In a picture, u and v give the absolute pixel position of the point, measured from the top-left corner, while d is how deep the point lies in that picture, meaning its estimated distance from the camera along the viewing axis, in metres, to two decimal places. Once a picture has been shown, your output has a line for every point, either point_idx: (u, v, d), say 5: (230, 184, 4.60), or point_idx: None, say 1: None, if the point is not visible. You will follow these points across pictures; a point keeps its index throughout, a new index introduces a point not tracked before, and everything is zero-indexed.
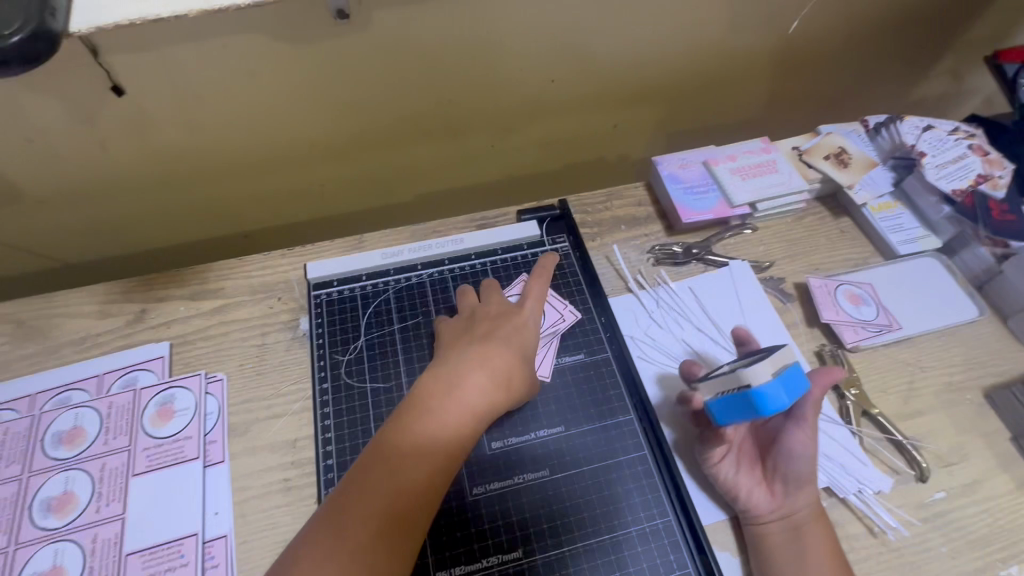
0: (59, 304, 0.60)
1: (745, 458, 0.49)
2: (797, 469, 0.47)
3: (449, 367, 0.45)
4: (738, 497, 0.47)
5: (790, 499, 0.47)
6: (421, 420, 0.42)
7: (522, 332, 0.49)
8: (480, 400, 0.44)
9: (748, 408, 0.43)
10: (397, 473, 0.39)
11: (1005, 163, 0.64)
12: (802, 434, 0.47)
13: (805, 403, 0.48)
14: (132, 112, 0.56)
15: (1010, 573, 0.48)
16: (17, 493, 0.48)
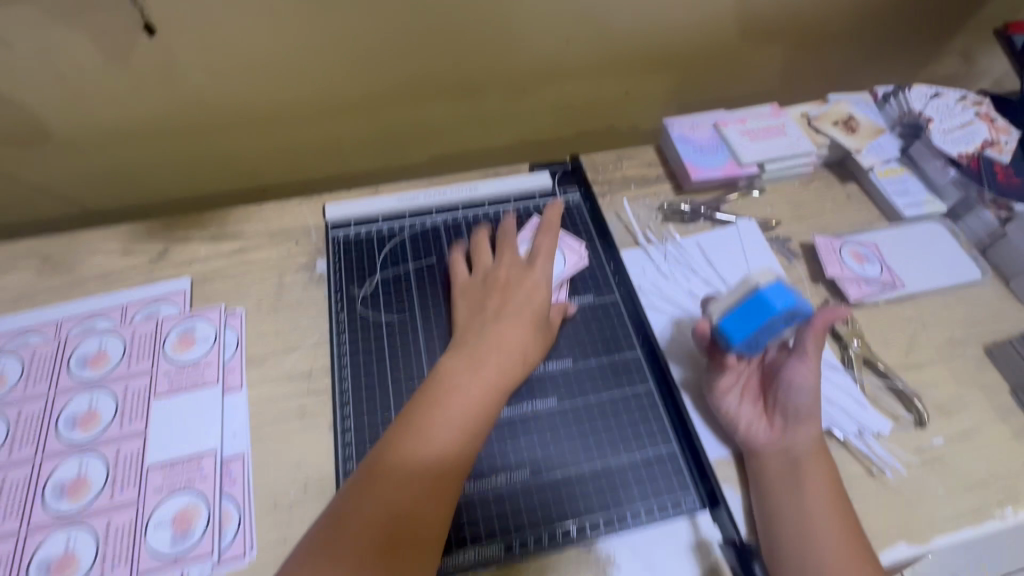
0: (84, 241, 0.61)
1: (747, 393, 0.49)
2: (798, 401, 0.47)
3: (471, 341, 0.48)
4: (738, 428, 0.48)
5: (791, 432, 0.47)
6: (448, 391, 0.44)
7: (537, 300, 0.50)
8: (500, 367, 0.46)
9: (756, 308, 0.46)
10: (426, 442, 0.42)
11: (1011, 131, 0.65)
12: (802, 367, 0.48)
13: (807, 338, 0.48)
14: (161, 53, 0.58)
15: (1005, 514, 0.49)
16: (44, 408, 0.50)
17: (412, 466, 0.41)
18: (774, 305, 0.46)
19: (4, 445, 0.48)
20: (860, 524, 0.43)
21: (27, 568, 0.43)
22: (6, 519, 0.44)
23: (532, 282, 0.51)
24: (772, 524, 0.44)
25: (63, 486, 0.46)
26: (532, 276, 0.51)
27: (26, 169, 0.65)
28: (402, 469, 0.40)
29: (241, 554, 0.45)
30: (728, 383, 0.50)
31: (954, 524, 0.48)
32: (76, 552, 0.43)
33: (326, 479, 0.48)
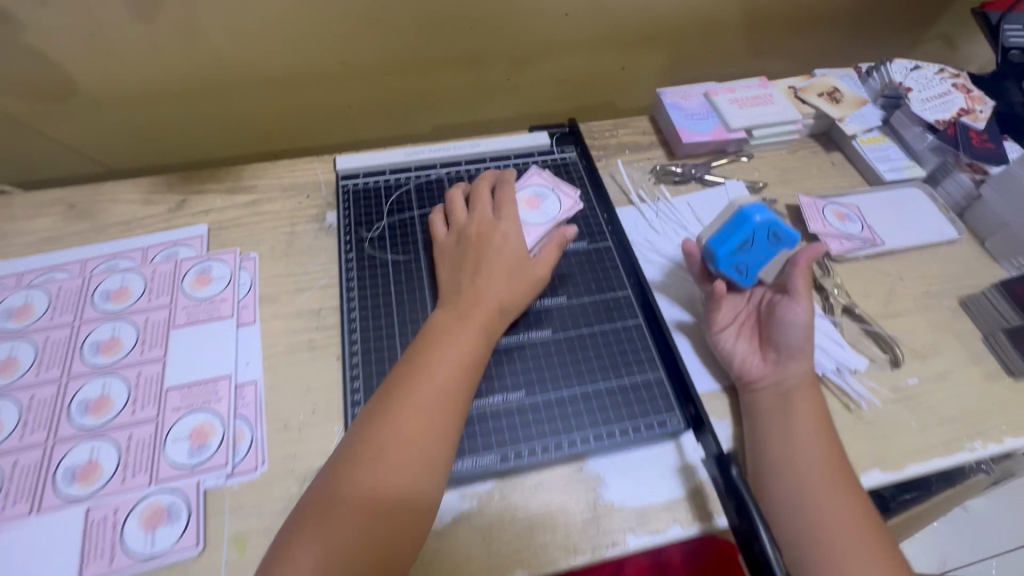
0: (107, 192, 0.65)
1: (744, 331, 0.54)
2: (790, 339, 0.51)
3: (430, 338, 0.47)
4: (734, 363, 0.52)
5: (782, 367, 0.51)
6: (412, 390, 0.44)
7: (509, 251, 0.52)
8: (463, 361, 0.46)
9: (735, 226, 0.54)
10: (395, 451, 0.41)
11: (987, 101, 0.68)
12: (794, 305, 0.52)
13: (796, 276, 0.53)
14: (185, 13, 0.60)
15: (975, 446, 0.52)
16: (70, 336, 0.53)
17: (384, 478, 0.40)
18: (753, 220, 0.53)
19: (32, 367, 0.51)
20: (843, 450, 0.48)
21: (54, 474, 0.46)
22: (34, 431, 0.47)
23: (500, 235, 0.53)
24: (761, 446, 0.48)
25: (88, 403, 0.49)
26: (500, 232, 0.53)
27: (52, 126, 0.68)
28: (373, 480, 0.40)
29: (253, 468, 0.47)
30: (726, 321, 0.54)
31: (927, 454, 0.51)
32: (100, 461, 0.46)
33: (334, 403, 0.51)
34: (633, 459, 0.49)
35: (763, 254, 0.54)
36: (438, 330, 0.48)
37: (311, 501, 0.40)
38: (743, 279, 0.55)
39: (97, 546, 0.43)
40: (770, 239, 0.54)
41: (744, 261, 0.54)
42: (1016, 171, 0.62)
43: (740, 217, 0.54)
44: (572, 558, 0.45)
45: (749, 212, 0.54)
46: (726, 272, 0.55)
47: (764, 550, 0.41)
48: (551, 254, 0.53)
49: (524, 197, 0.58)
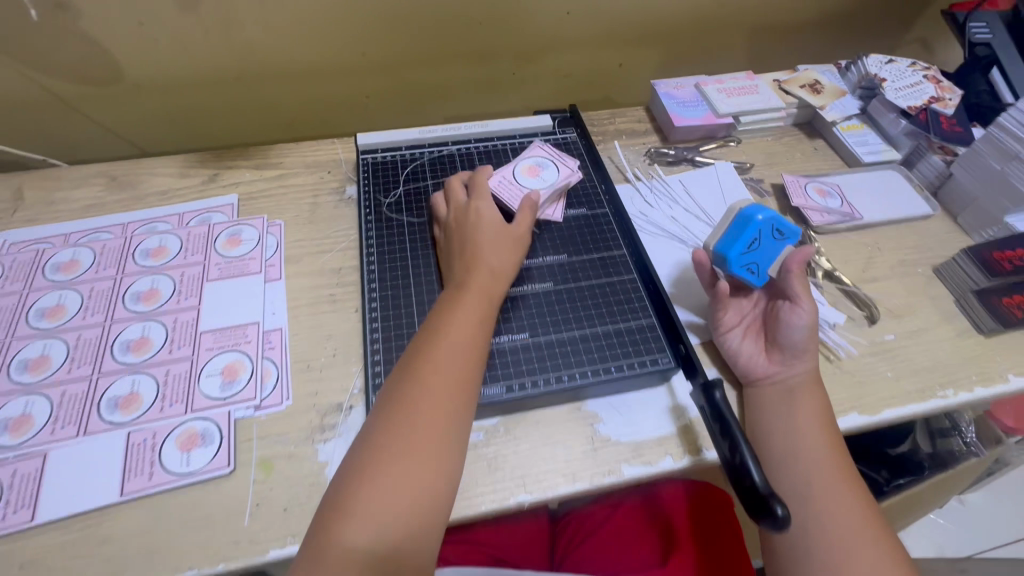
0: (146, 167, 0.71)
1: (751, 334, 0.56)
2: (795, 341, 0.52)
3: (430, 334, 0.49)
4: (741, 364, 0.54)
5: (787, 366, 0.52)
6: (435, 356, 0.47)
7: (491, 230, 0.55)
8: (464, 357, 0.47)
9: (740, 227, 0.56)
10: (409, 457, 0.42)
11: (955, 90, 0.74)
12: (797, 308, 0.53)
13: (795, 282, 0.54)
14: (224, 5, 0.67)
15: (947, 394, 0.56)
16: (113, 287, 0.58)
17: (401, 487, 0.41)
18: (756, 219, 0.55)
19: (79, 312, 0.56)
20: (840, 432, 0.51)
21: (99, 403, 0.50)
22: (80, 366, 0.52)
23: (477, 216, 0.56)
24: (762, 433, 0.51)
25: (129, 343, 0.54)
26: (477, 218, 0.56)
27: (97, 108, 0.74)
28: (390, 491, 0.41)
29: (278, 402, 0.51)
30: (733, 323, 0.56)
31: (903, 400, 0.55)
32: (140, 392, 0.51)
33: (352, 347, 0.55)
34: (628, 401, 0.53)
35: (768, 253, 0.56)
36: (437, 327, 0.49)
37: (326, 511, 0.40)
38: (754, 277, 0.56)
39: (137, 465, 0.47)
40: (775, 236, 0.55)
41: (753, 260, 0.55)
42: (979, 148, 0.65)
43: (744, 218, 0.55)
44: (571, 483, 0.48)
45: (752, 213, 0.55)
46: (738, 272, 0.56)
47: (745, 463, 0.42)
48: (526, 216, 0.57)
49: (525, 166, 0.63)
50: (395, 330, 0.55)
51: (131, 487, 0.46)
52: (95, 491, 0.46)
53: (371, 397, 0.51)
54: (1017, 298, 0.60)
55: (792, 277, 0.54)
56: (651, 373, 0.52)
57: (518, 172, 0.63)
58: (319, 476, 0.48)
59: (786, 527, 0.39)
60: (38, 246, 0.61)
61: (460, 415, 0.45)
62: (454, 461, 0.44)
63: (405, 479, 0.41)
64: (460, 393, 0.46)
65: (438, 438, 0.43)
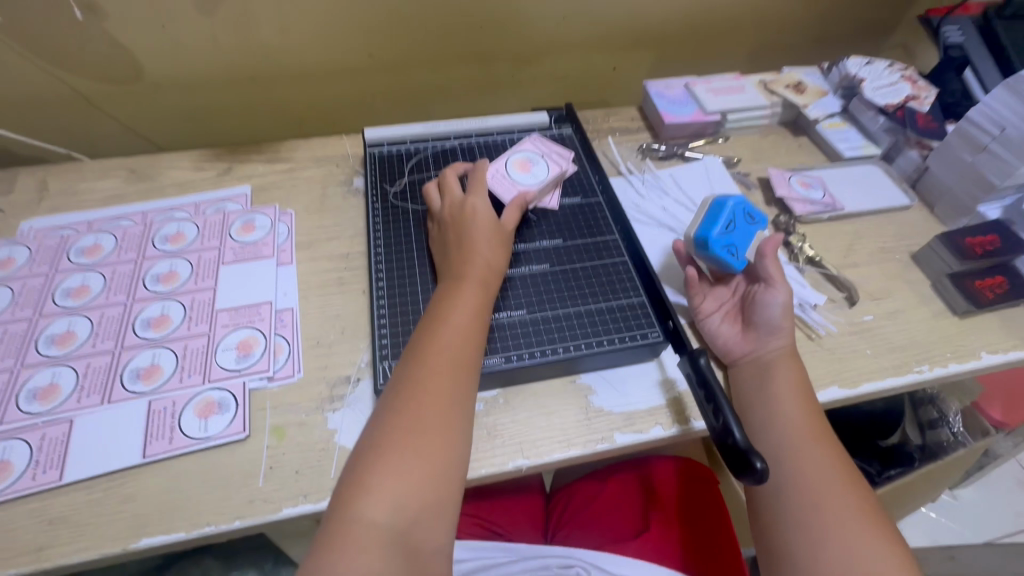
0: (164, 160, 0.74)
1: (729, 317, 0.59)
2: (769, 318, 0.56)
3: (432, 318, 0.51)
4: (720, 343, 0.58)
5: (762, 342, 0.56)
6: (437, 337, 0.49)
7: (487, 227, 0.57)
8: (468, 340, 0.49)
9: (715, 213, 0.60)
10: (424, 436, 0.43)
11: (931, 89, 0.78)
12: (772, 289, 0.57)
13: (767, 264, 0.57)
14: (241, 9, 0.71)
15: (922, 369, 0.59)
16: (134, 269, 0.61)
17: (418, 465, 0.42)
18: (728, 204, 0.60)
19: (102, 292, 0.59)
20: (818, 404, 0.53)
21: (122, 373, 0.53)
22: (104, 340, 0.55)
23: (472, 212, 0.58)
24: (745, 403, 0.54)
25: (150, 320, 0.57)
26: (471, 214, 0.58)
27: (118, 106, 0.78)
28: (408, 470, 0.42)
29: (290, 374, 0.55)
30: (712, 308, 0.60)
31: (880, 375, 0.58)
32: (160, 364, 0.54)
33: (360, 325, 0.59)
34: (620, 375, 0.56)
35: (742, 237, 0.59)
36: (438, 311, 0.51)
37: (343, 489, 0.41)
38: (734, 260, 0.58)
39: (159, 429, 0.50)
40: (747, 220, 0.60)
41: (731, 243, 0.59)
42: (951, 142, 0.69)
43: (716, 205, 0.60)
44: (566, 450, 0.51)
45: (723, 200, 0.60)
46: (717, 254, 0.58)
47: (728, 425, 0.46)
48: (514, 215, 0.60)
49: (516, 162, 0.66)
50: (401, 307, 0.58)
51: (153, 450, 0.49)
52: (119, 453, 0.49)
53: (378, 367, 0.53)
54: (987, 279, 0.64)
55: (764, 259, 0.57)
56: (640, 346, 0.55)
57: (509, 167, 0.65)
58: (328, 441, 0.51)
59: (764, 479, 0.42)
60: (62, 232, 0.65)
61: (467, 396, 0.47)
62: (466, 440, 0.45)
63: (422, 458, 0.43)
64: (467, 374, 0.48)
65: (449, 418, 0.45)
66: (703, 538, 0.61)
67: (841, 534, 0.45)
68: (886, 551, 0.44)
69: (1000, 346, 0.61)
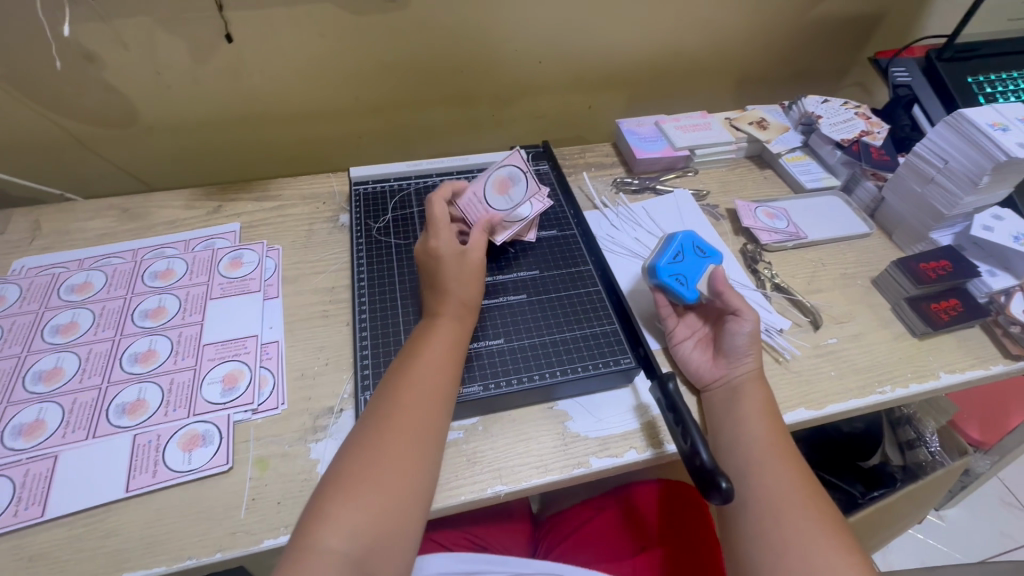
0: (156, 200, 0.77)
1: (700, 344, 0.62)
2: (737, 344, 0.58)
3: (409, 355, 0.53)
4: (693, 368, 0.60)
5: (732, 367, 0.58)
6: (413, 371, 0.51)
7: (457, 264, 0.58)
8: (441, 377, 0.51)
9: (668, 246, 0.64)
10: (390, 469, 0.45)
11: (883, 125, 0.84)
12: (740, 319, 0.59)
13: (729, 298, 0.60)
14: (234, 56, 0.75)
15: (885, 390, 0.62)
16: (123, 305, 0.63)
17: (380, 497, 0.44)
18: (679, 239, 0.64)
19: (91, 328, 0.61)
20: (786, 429, 0.55)
21: (108, 409, 0.54)
22: (91, 376, 0.56)
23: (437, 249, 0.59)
24: (715, 427, 0.56)
25: (138, 354, 0.58)
26: (438, 253, 0.58)
27: (111, 148, 0.81)
28: (369, 502, 0.43)
29: (274, 406, 0.56)
30: (684, 334, 0.63)
31: (845, 396, 0.61)
32: (146, 399, 0.55)
33: (344, 357, 0.61)
34: (596, 401, 0.58)
35: (696, 270, 0.63)
36: (412, 347, 0.53)
37: (306, 517, 0.43)
38: (686, 290, 0.62)
39: (143, 463, 0.51)
40: (697, 254, 0.65)
41: (682, 274, 0.63)
42: (902, 174, 0.74)
43: (670, 239, 0.64)
44: (543, 475, 0.53)
45: (676, 235, 0.65)
46: (668, 283, 0.62)
47: (695, 446, 0.48)
48: (479, 239, 0.61)
49: (497, 181, 0.66)
50: (383, 338, 0.60)
51: (136, 484, 0.49)
52: (103, 488, 0.49)
53: (359, 398, 0.55)
54: (942, 302, 0.67)
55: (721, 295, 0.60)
56: (613, 371, 0.58)
57: (489, 187, 0.65)
58: (311, 472, 0.52)
59: (730, 498, 0.45)
60: (53, 270, 0.67)
61: (436, 433, 0.49)
62: (431, 475, 0.47)
63: (384, 490, 0.44)
64: (438, 410, 0.50)
65: (415, 452, 0.47)
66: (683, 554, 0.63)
67: (807, 551, 0.47)
68: (850, 567, 0.46)
69: (958, 366, 0.64)
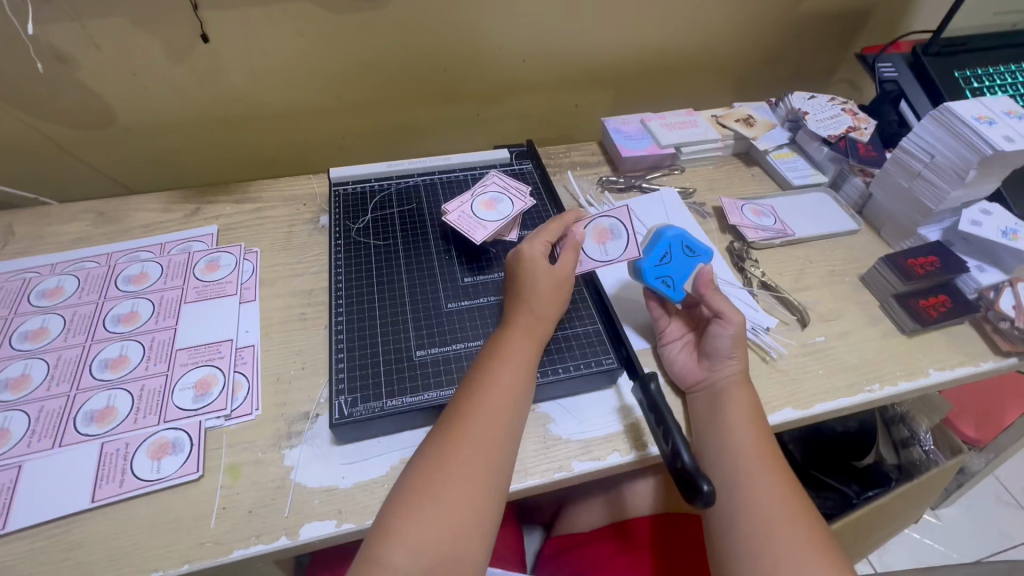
0: (132, 203, 0.75)
1: (688, 344, 0.61)
2: (718, 347, 0.57)
3: (481, 370, 0.51)
4: (679, 369, 0.59)
5: (714, 369, 0.57)
6: (486, 385, 0.50)
7: (550, 279, 0.57)
8: (513, 399, 0.50)
9: (655, 246, 0.62)
10: (454, 487, 0.44)
11: (870, 120, 0.83)
12: (723, 322, 0.58)
13: (714, 300, 0.59)
14: (211, 56, 0.74)
15: (873, 388, 0.60)
16: (95, 311, 0.61)
17: (442, 515, 0.43)
18: (667, 235, 0.62)
19: (61, 333, 0.59)
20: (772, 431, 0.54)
21: (75, 416, 0.53)
22: (60, 384, 0.55)
23: (529, 259, 0.58)
24: (701, 430, 0.55)
25: (108, 361, 0.57)
26: (525, 259, 0.59)
27: (88, 151, 0.80)
28: (431, 522, 0.43)
29: (248, 412, 0.54)
30: (674, 335, 0.62)
31: (833, 395, 0.59)
32: (115, 406, 0.53)
33: (320, 360, 0.59)
34: (579, 403, 0.57)
35: (685, 270, 0.61)
36: (491, 361, 0.52)
37: (372, 534, 0.43)
38: (671, 290, 0.61)
39: (110, 472, 0.49)
40: (685, 251, 0.62)
41: (666, 274, 0.61)
42: (889, 170, 0.73)
43: (656, 235, 0.62)
44: (523, 480, 0.51)
45: (664, 232, 0.63)
46: (654, 285, 0.61)
47: (678, 449, 0.47)
48: (570, 257, 0.59)
49: (597, 229, 0.64)
50: (360, 339, 0.58)
51: (103, 494, 0.48)
52: (68, 499, 0.48)
53: (334, 401, 0.53)
54: (931, 299, 0.66)
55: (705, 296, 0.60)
56: (597, 372, 0.56)
57: (585, 233, 0.64)
58: (284, 479, 0.50)
59: (712, 501, 0.44)
60: (24, 275, 0.65)
61: (504, 454, 0.47)
62: (496, 496, 0.46)
63: (447, 508, 0.43)
64: (506, 432, 0.48)
65: (480, 473, 0.46)
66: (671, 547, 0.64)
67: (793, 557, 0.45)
68: (829, 569, 0.45)
69: (947, 363, 0.63)
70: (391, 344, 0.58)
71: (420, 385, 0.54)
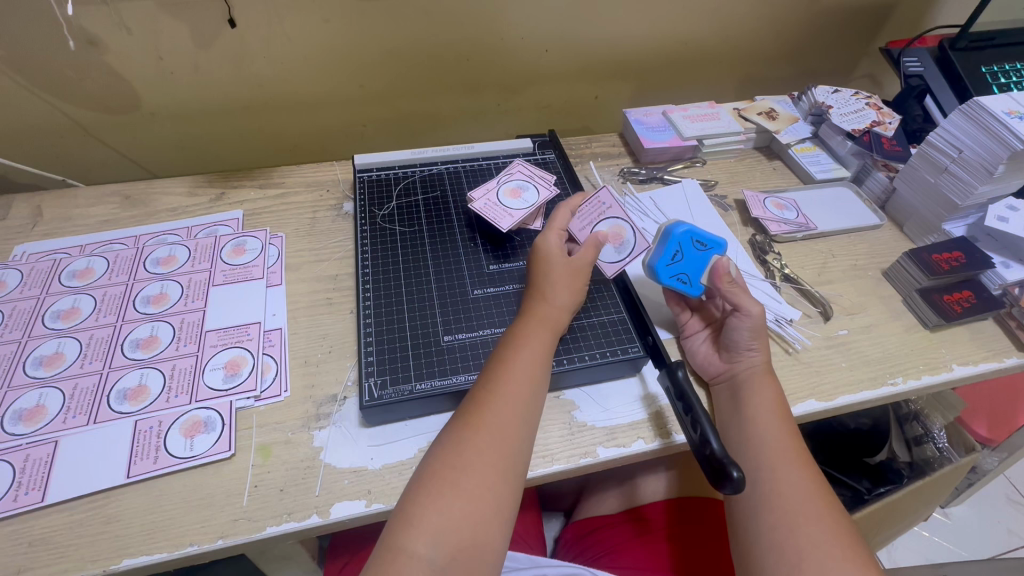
0: (158, 187, 0.76)
1: (709, 336, 0.61)
2: (735, 339, 0.57)
3: (499, 361, 0.52)
4: (699, 361, 0.60)
5: (732, 362, 0.58)
6: (502, 374, 0.50)
7: (568, 267, 0.58)
8: (529, 388, 0.50)
9: (669, 246, 0.61)
10: (473, 476, 0.45)
11: (894, 115, 0.82)
12: (741, 314, 0.58)
13: (732, 294, 0.58)
14: (237, 41, 0.74)
15: (897, 382, 0.61)
16: (125, 291, 0.62)
17: (463, 504, 0.43)
18: (676, 233, 0.61)
19: (92, 314, 0.60)
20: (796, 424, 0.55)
21: (109, 395, 0.54)
22: (92, 362, 0.56)
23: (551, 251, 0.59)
24: (727, 420, 0.55)
25: (139, 341, 0.58)
26: (546, 251, 0.59)
27: (113, 134, 0.81)
28: (451, 511, 0.43)
29: (278, 393, 0.55)
30: (697, 327, 0.62)
31: (857, 388, 0.60)
32: (147, 385, 0.54)
33: (347, 344, 0.60)
34: (603, 391, 0.58)
35: (704, 267, 0.61)
36: (507, 350, 0.52)
37: (392, 522, 0.43)
38: (689, 287, 0.61)
39: (144, 449, 0.50)
40: (696, 246, 0.61)
41: (682, 272, 0.61)
42: (915, 164, 0.73)
43: (666, 233, 0.61)
44: (550, 464, 0.52)
45: (673, 228, 0.62)
46: (667, 284, 0.61)
47: (706, 435, 0.48)
48: (589, 252, 0.59)
49: (616, 231, 0.64)
50: (388, 322, 0.59)
51: (137, 470, 0.49)
52: (103, 474, 0.49)
53: (363, 383, 0.53)
54: (954, 294, 0.66)
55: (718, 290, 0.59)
56: (622, 360, 0.57)
57: (605, 226, 0.64)
58: (314, 459, 0.51)
59: (740, 488, 0.45)
60: (55, 256, 0.66)
61: (521, 443, 0.48)
62: (514, 485, 0.46)
63: (467, 498, 0.43)
64: (524, 422, 0.49)
65: (497, 461, 0.46)
66: (686, 536, 0.64)
67: (819, 548, 0.46)
68: (855, 559, 0.46)
69: (970, 359, 0.63)
70: (420, 328, 0.58)
71: (449, 368, 0.55)
